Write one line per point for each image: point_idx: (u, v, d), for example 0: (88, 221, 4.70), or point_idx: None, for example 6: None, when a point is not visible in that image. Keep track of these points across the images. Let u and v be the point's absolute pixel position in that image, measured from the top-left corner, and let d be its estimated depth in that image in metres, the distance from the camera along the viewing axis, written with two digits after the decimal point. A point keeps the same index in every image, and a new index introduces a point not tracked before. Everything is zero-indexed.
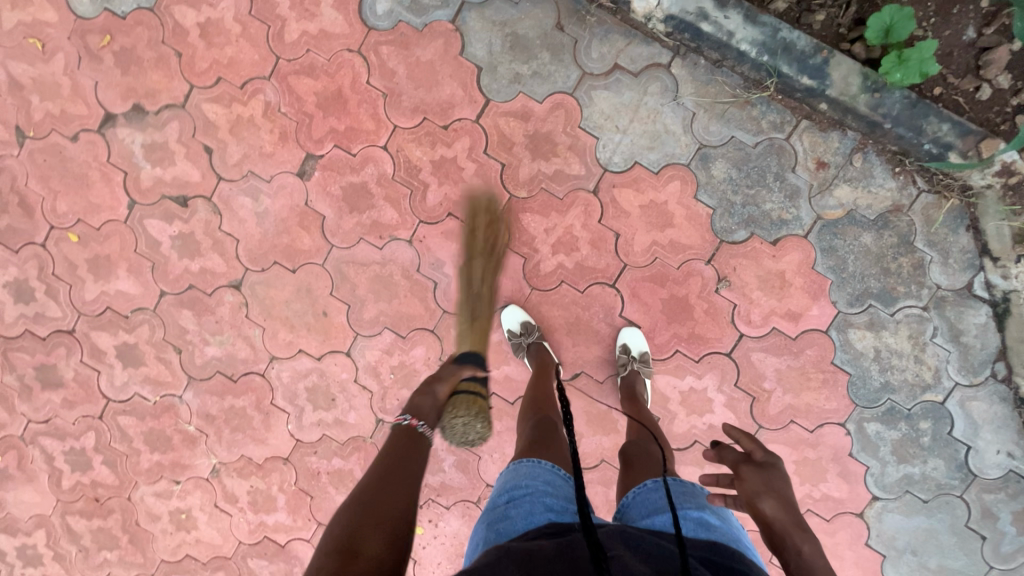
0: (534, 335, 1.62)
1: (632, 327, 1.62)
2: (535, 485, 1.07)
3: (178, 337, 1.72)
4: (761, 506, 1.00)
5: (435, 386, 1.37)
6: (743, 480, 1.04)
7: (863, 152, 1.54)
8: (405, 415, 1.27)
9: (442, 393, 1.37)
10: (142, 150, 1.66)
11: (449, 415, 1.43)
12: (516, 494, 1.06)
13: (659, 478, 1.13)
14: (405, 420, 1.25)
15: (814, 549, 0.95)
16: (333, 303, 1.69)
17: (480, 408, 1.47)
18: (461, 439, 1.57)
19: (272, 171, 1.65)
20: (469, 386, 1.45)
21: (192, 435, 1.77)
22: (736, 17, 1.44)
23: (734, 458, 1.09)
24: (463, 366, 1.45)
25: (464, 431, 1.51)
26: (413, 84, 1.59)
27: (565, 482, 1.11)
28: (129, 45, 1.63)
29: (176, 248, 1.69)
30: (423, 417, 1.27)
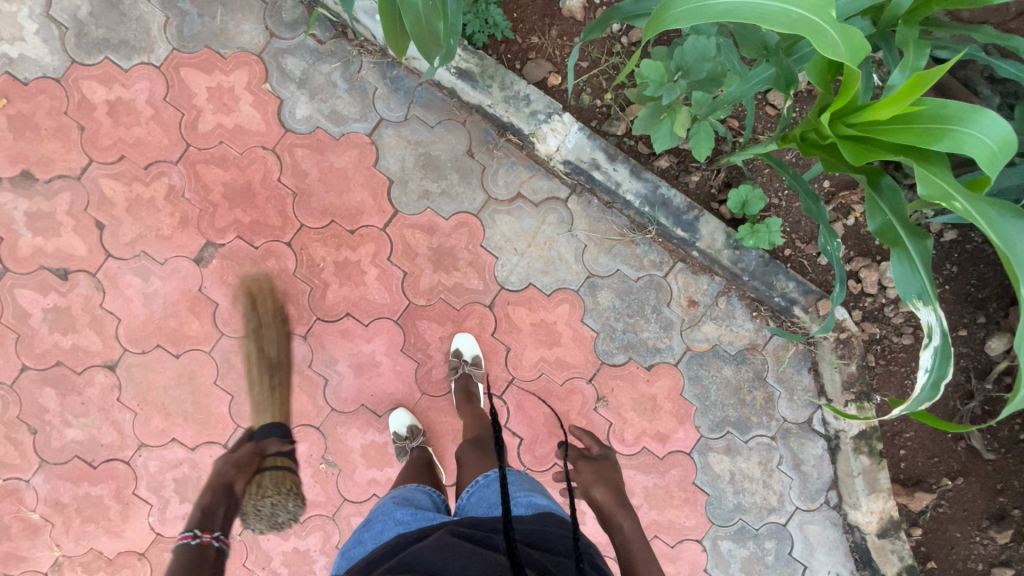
0: (418, 439, 1.63)
1: (465, 332, 1.68)
2: (385, 507, 1.18)
3: (35, 416, 1.61)
4: (593, 492, 1.30)
5: (266, 458, 1.52)
6: (580, 473, 1.35)
7: (728, 295, 1.74)
8: (193, 533, 1.30)
9: (241, 483, 1.46)
10: (26, 217, 1.59)
11: (257, 492, 1.48)
12: (371, 518, 1.17)
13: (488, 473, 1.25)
14: (192, 538, 1.29)
15: (631, 525, 1.24)
16: (214, 392, 1.65)
17: (292, 482, 1.55)
18: (269, 523, 1.56)
19: (167, 254, 1.62)
20: (280, 462, 1.54)
21: (36, 523, 1.62)
22: (624, 171, 1.62)
23: (577, 455, 1.42)
24: (273, 441, 1.56)
25: (273, 512, 1.53)
26: (324, 187, 1.64)
27: (422, 495, 1.26)
28: (27, 111, 1.58)
29: (48, 321, 1.60)
30: (217, 528, 1.32)
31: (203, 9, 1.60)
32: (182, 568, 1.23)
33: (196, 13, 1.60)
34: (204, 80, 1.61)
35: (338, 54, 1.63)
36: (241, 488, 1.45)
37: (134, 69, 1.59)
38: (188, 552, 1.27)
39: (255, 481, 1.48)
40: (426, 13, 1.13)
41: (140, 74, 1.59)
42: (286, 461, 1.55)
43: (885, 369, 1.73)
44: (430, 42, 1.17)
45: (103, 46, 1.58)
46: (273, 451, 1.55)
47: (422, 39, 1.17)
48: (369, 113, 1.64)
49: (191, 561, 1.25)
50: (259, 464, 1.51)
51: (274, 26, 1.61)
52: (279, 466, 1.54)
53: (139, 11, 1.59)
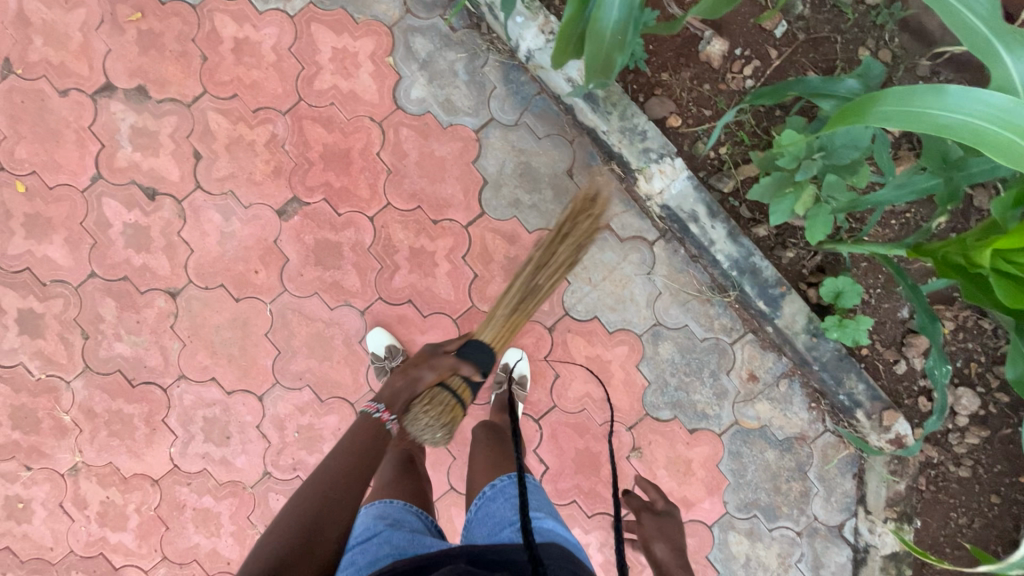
0: (398, 360, 1.61)
1: (518, 348, 1.66)
2: (379, 525, 1.14)
3: (91, 322, 1.63)
4: (654, 548, 1.20)
5: (426, 372, 1.30)
6: (641, 526, 1.24)
7: (790, 379, 1.69)
8: (376, 407, 1.25)
9: (428, 380, 1.29)
10: (130, 131, 1.61)
11: (421, 406, 1.30)
12: (365, 534, 1.12)
13: (495, 484, 1.24)
14: (373, 412, 1.24)
15: None
16: (262, 344, 1.65)
17: (455, 416, 1.33)
18: (417, 436, 1.35)
19: (252, 199, 1.63)
20: (459, 385, 1.31)
21: (65, 425, 1.64)
22: (721, 230, 1.57)
23: (639, 505, 1.30)
24: (464, 360, 1.30)
25: (421, 428, 1.32)
26: (419, 173, 1.63)
27: (413, 515, 1.21)
28: (157, 30, 1.60)
29: (125, 236, 1.62)
30: (395, 411, 1.26)
31: None
32: (305, 502, 1.07)
33: None
34: (331, 41, 1.61)
35: (466, 44, 1.61)
36: (414, 402, 1.30)
37: (268, 14, 1.60)
38: (371, 421, 1.23)
39: (430, 396, 1.31)
40: (609, 45, 1.10)
41: (272, 20, 1.60)
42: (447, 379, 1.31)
43: (933, 496, 1.65)
44: (602, 72, 1.14)
45: None
46: (429, 373, 1.30)
47: (596, 67, 1.14)
48: (482, 110, 1.62)
49: (372, 430, 1.21)
50: (440, 381, 1.31)
51: (413, 3, 1.60)
52: (456, 394, 1.32)
53: None
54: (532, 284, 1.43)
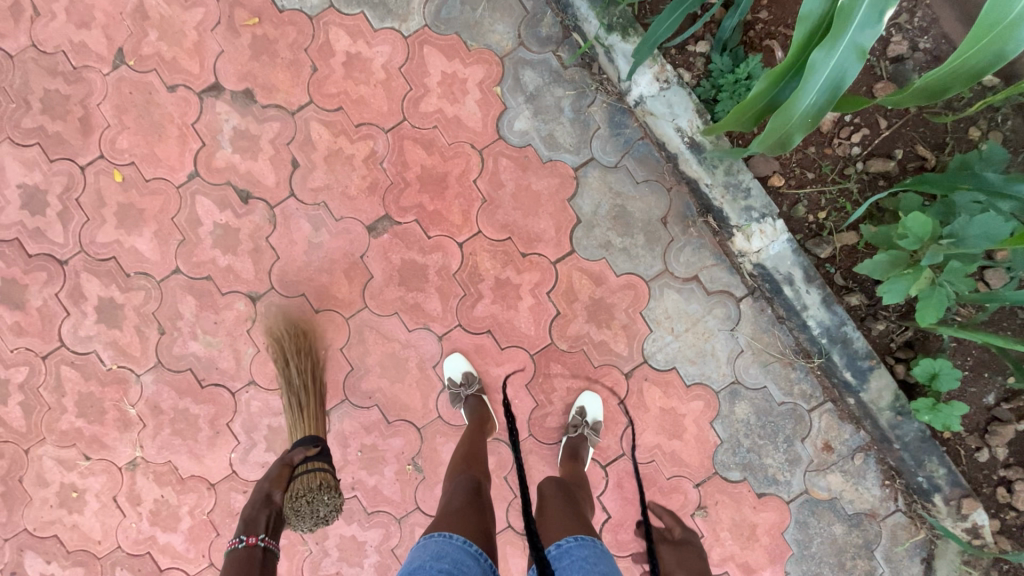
0: (474, 388, 1.59)
1: (592, 392, 1.63)
2: (438, 566, 1.06)
3: (169, 318, 1.62)
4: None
5: (276, 491, 1.39)
6: (661, 553, 1.34)
7: (866, 453, 1.64)
8: (239, 537, 1.31)
9: (281, 491, 1.39)
10: (232, 132, 1.61)
11: (291, 501, 1.34)
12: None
13: (560, 542, 1.18)
14: (240, 542, 1.30)
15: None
16: (336, 358, 1.63)
17: (325, 479, 1.40)
18: (312, 522, 1.36)
19: (344, 213, 1.62)
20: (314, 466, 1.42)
21: (129, 419, 1.63)
22: (816, 296, 1.53)
23: (658, 537, 1.41)
24: (297, 449, 1.46)
25: (312, 509, 1.34)
26: (513, 205, 1.62)
27: (471, 561, 1.11)
28: (272, 36, 1.60)
29: (214, 236, 1.62)
30: (260, 531, 1.32)
31: None
32: None
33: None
34: (441, 65, 1.60)
35: (575, 82, 1.60)
36: (279, 498, 1.39)
37: (382, 31, 1.60)
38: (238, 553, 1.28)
39: (293, 491, 1.36)
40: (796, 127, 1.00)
41: (385, 38, 1.60)
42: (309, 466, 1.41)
43: None
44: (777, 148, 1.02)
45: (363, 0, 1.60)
46: (300, 459, 1.44)
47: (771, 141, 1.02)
48: (584, 149, 1.61)
49: (242, 563, 1.26)
50: (291, 475, 1.42)
51: (527, 36, 1.60)
52: (324, 467, 1.42)
53: None
54: (291, 379, 1.58)
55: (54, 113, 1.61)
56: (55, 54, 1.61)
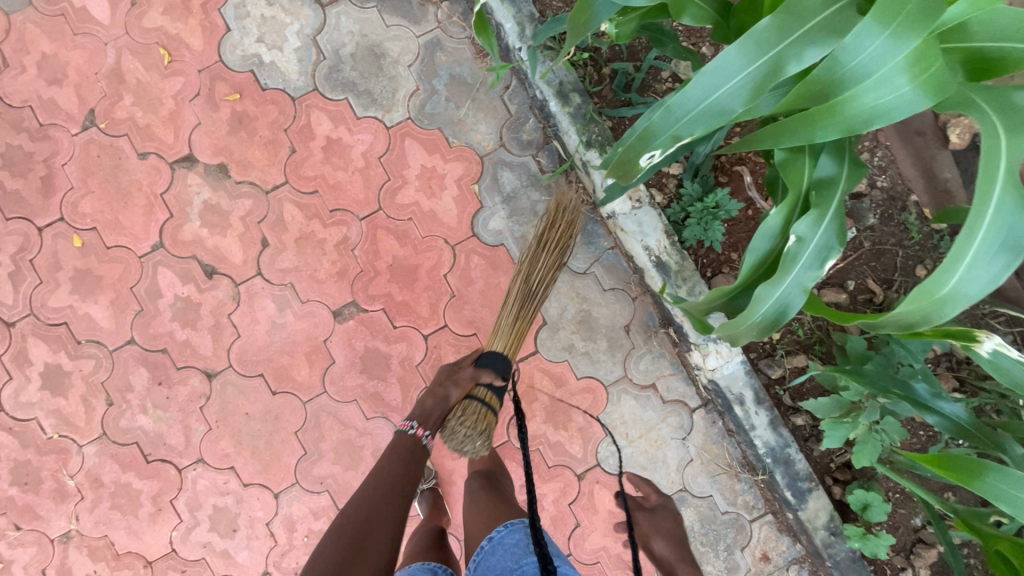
0: (430, 482, 1.63)
1: None
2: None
3: (118, 389, 1.58)
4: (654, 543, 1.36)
5: (452, 388, 1.32)
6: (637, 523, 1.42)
7: (799, 565, 1.71)
8: (409, 424, 1.31)
9: (455, 397, 1.32)
10: (202, 206, 1.59)
11: (455, 419, 1.31)
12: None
13: (493, 536, 1.19)
14: (407, 428, 1.30)
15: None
16: (290, 441, 1.62)
17: (489, 423, 1.31)
18: (455, 451, 1.32)
19: (311, 296, 1.61)
20: (487, 396, 1.31)
21: (67, 490, 1.57)
22: (763, 417, 1.59)
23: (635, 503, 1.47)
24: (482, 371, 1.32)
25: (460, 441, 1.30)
26: (482, 302, 1.64)
27: (426, 573, 1.19)
28: (252, 113, 1.59)
29: (174, 309, 1.58)
30: (428, 426, 1.30)
31: (452, 96, 1.62)
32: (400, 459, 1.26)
33: (444, 96, 1.62)
34: (421, 158, 1.62)
35: (551, 187, 1.64)
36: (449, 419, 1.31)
37: (365, 120, 1.61)
38: (407, 441, 1.28)
39: (462, 408, 1.31)
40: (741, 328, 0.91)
41: (367, 127, 1.61)
42: (473, 390, 1.32)
43: None
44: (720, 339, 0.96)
45: (348, 87, 1.60)
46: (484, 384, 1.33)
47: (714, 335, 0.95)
48: None
49: (408, 448, 1.28)
50: (466, 394, 1.32)
51: (507, 138, 1.63)
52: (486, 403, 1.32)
53: (395, 72, 1.61)
54: None
55: (15, 169, 1.55)
56: (21, 108, 1.56)
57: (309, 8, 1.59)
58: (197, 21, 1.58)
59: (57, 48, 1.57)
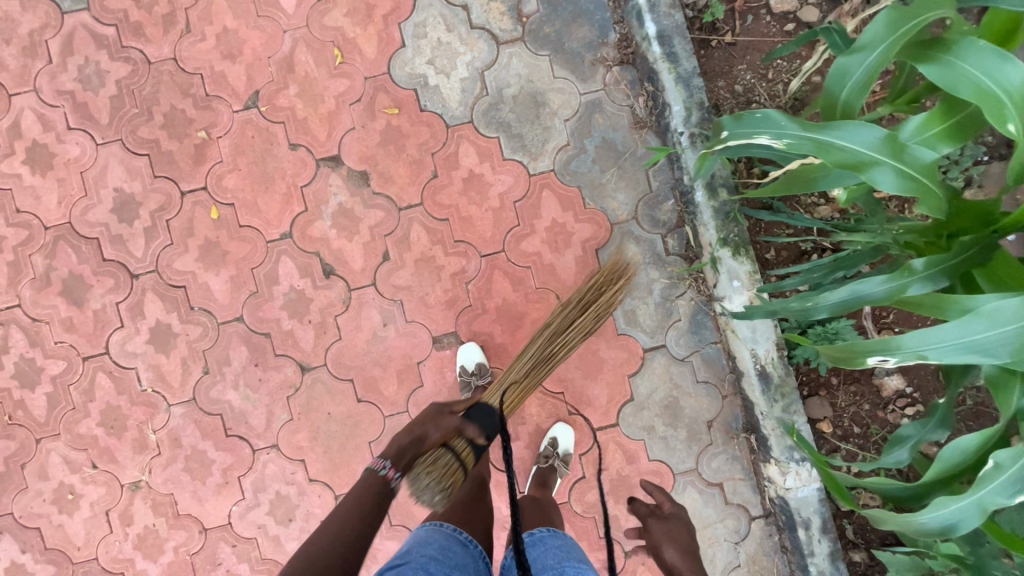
0: (485, 380, 1.60)
1: (564, 423, 1.64)
2: (420, 554, 1.12)
3: (217, 361, 1.63)
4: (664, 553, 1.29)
5: (431, 429, 1.22)
6: (649, 530, 1.36)
7: None
8: (382, 464, 1.16)
9: (433, 439, 1.22)
10: (337, 207, 1.62)
11: (422, 464, 1.25)
12: (404, 561, 1.11)
13: (535, 533, 1.29)
14: (378, 469, 1.15)
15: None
16: (362, 449, 1.65)
17: (455, 480, 1.28)
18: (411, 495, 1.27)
19: (416, 316, 1.64)
20: (461, 451, 1.27)
21: (147, 443, 1.63)
22: (825, 548, 1.55)
23: (646, 512, 1.42)
24: (469, 422, 1.25)
25: (420, 490, 1.25)
26: (577, 364, 1.66)
27: (459, 546, 1.19)
28: (405, 130, 1.62)
29: (287, 298, 1.63)
30: (400, 467, 1.16)
31: (599, 159, 1.63)
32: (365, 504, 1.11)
33: (590, 157, 1.63)
34: (554, 212, 1.64)
35: (671, 269, 1.64)
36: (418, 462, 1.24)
37: (510, 162, 1.63)
38: (375, 481, 1.13)
39: (432, 457, 1.26)
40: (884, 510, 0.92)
41: (510, 169, 1.63)
42: (451, 440, 1.26)
43: None
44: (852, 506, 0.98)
45: (502, 127, 1.62)
46: (467, 435, 1.25)
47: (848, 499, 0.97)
48: (659, 334, 1.65)
49: (372, 496, 1.12)
50: (444, 442, 1.25)
51: (642, 212, 1.64)
52: (461, 457, 1.28)
53: (550, 123, 1.62)
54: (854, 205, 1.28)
55: (173, 131, 1.60)
56: (192, 75, 1.61)
57: (484, 42, 1.61)
58: (375, 30, 1.62)
59: (239, 25, 1.62)
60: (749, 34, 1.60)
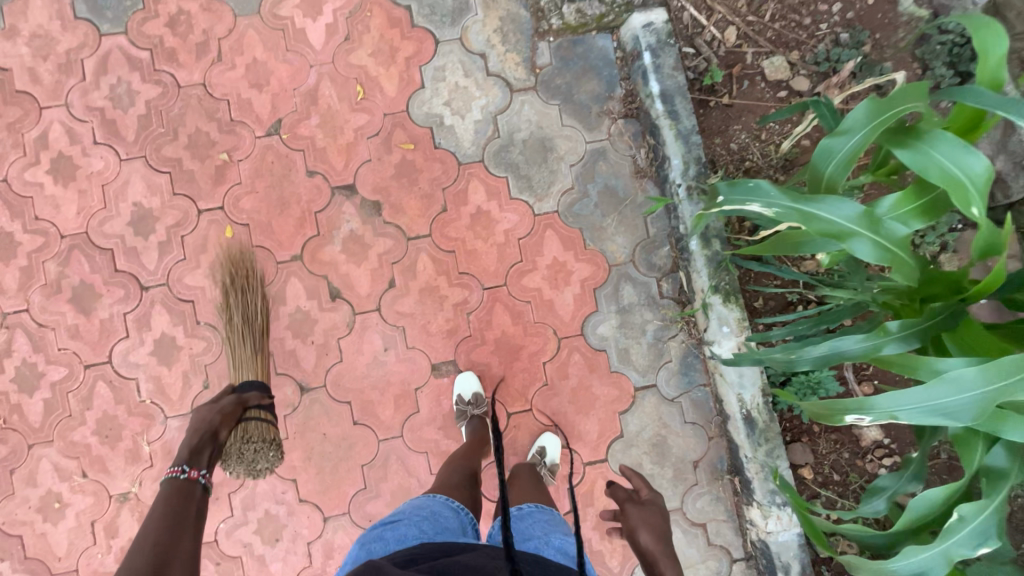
0: (480, 409, 1.64)
1: (552, 433, 1.68)
2: (413, 513, 1.21)
3: (218, 376, 1.65)
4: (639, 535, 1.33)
5: (229, 405, 1.47)
6: (626, 515, 1.38)
7: None
8: (179, 468, 1.31)
9: (223, 430, 1.44)
10: (347, 233, 1.69)
11: (239, 441, 1.47)
12: (396, 518, 1.21)
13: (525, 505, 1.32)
14: (180, 474, 1.31)
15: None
16: (354, 471, 1.67)
17: (274, 434, 1.53)
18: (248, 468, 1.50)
19: (416, 343, 1.69)
20: (263, 416, 1.52)
21: (140, 454, 1.64)
22: None
23: (624, 496, 1.44)
24: (251, 395, 1.51)
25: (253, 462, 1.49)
26: (570, 399, 1.71)
27: (449, 512, 1.25)
28: (418, 164, 1.70)
29: (292, 318, 1.67)
30: (199, 466, 1.34)
31: (602, 203, 1.72)
32: (173, 503, 1.26)
33: (593, 202, 1.72)
34: (556, 251, 1.71)
35: (665, 312, 1.72)
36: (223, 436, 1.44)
37: (517, 201, 1.71)
38: (173, 485, 1.29)
39: (243, 428, 1.49)
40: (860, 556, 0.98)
41: (517, 208, 1.71)
42: (248, 412, 1.50)
43: None
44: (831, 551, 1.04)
45: (512, 168, 1.71)
46: (254, 404, 1.51)
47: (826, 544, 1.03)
48: (650, 373, 1.72)
49: (183, 493, 1.29)
50: (240, 416, 1.49)
51: (639, 257, 1.72)
52: (266, 421, 1.52)
53: (557, 167, 1.72)
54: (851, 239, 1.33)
55: (196, 152, 1.67)
56: (219, 101, 1.69)
57: (499, 88, 1.72)
58: (397, 71, 1.71)
59: (268, 57, 1.71)
60: (744, 98, 1.73)
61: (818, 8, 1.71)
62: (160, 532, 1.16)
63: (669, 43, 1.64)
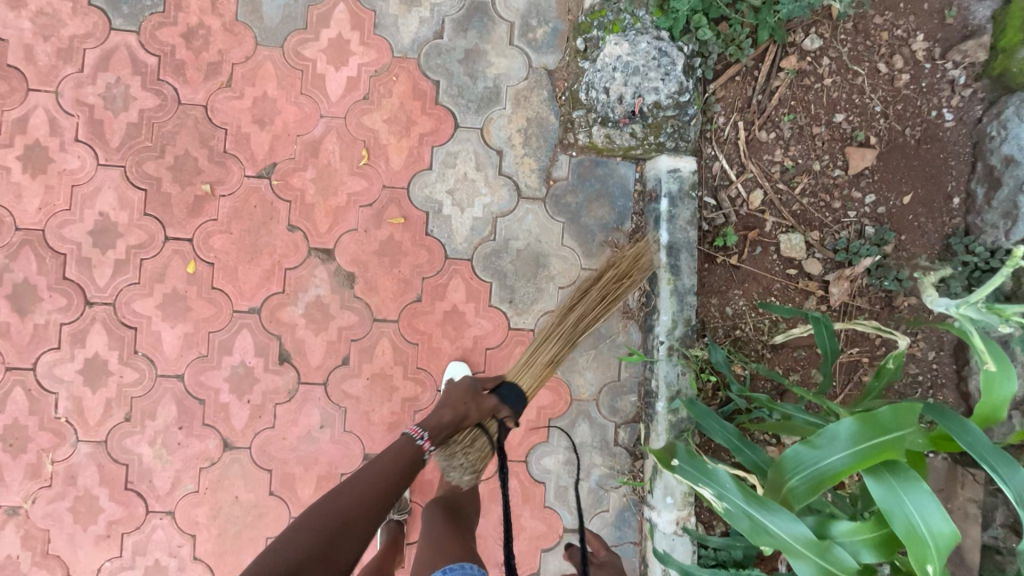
0: (401, 514, 1.58)
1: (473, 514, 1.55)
2: None
3: (142, 411, 1.57)
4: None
5: (471, 409, 1.27)
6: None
7: None
8: (421, 433, 1.22)
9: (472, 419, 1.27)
10: (314, 298, 1.61)
11: (460, 445, 1.29)
12: None
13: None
14: (418, 437, 1.21)
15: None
16: (257, 542, 1.60)
17: (484, 453, 1.32)
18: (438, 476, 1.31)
19: (355, 428, 1.62)
20: (489, 426, 1.30)
21: (42, 470, 1.56)
22: None
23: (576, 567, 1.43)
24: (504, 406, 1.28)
25: (450, 466, 1.30)
26: (495, 523, 1.64)
27: None
28: (405, 245, 1.62)
29: (233, 371, 1.59)
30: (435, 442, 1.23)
31: None
32: (384, 477, 1.14)
33: None
34: None
35: (615, 459, 1.66)
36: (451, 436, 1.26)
37: (494, 309, 1.64)
38: (408, 445, 1.20)
39: (472, 437, 1.30)
40: None
41: (492, 317, 1.64)
42: (485, 421, 1.29)
43: None
44: None
45: (498, 275, 1.64)
46: (505, 412, 1.28)
47: None
48: (583, 517, 1.65)
49: (410, 455, 1.20)
50: (481, 427, 1.29)
51: (604, 397, 1.66)
52: (492, 446, 1.32)
53: (545, 285, 1.64)
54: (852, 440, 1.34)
55: (179, 175, 1.58)
56: (217, 128, 1.60)
57: (507, 190, 1.64)
58: (408, 144, 1.63)
59: (280, 95, 1.62)
60: (753, 264, 1.66)
61: (851, 194, 1.65)
62: (385, 478, 1.14)
63: (690, 196, 1.56)
